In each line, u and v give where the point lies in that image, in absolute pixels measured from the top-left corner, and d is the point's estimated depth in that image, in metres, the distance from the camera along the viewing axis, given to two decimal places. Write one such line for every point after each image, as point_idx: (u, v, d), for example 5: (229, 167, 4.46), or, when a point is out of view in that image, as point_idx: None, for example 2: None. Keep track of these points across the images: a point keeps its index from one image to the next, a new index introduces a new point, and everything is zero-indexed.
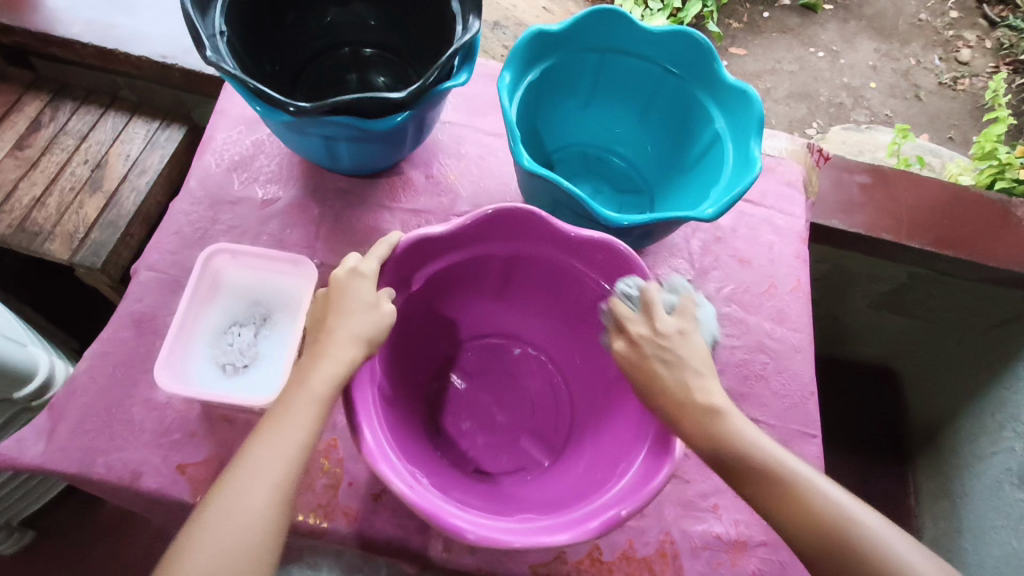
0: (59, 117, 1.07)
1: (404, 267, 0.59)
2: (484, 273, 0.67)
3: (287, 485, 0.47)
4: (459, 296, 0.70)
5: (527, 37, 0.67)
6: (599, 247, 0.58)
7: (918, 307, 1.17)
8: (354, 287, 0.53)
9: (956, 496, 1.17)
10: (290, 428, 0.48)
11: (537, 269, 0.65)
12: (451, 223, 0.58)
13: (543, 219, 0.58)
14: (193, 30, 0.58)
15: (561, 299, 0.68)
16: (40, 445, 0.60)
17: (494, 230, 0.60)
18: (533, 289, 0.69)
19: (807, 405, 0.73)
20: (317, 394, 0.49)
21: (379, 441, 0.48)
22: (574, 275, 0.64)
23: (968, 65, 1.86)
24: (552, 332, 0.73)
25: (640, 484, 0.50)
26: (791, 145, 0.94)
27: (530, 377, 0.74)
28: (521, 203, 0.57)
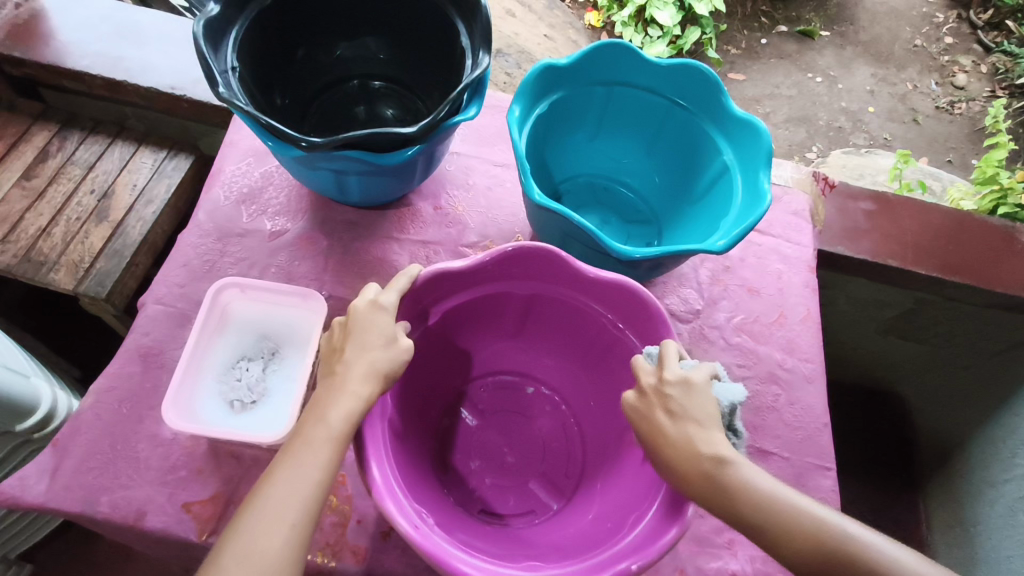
0: (66, 147, 1.08)
1: (421, 301, 0.60)
2: (501, 310, 0.67)
3: (300, 528, 0.45)
4: (474, 330, 0.70)
5: (536, 72, 0.67)
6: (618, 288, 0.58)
7: (925, 333, 1.16)
8: (373, 320, 0.53)
9: (969, 525, 1.15)
10: (303, 467, 0.46)
11: (555, 308, 0.66)
12: (471, 260, 0.58)
13: (562, 259, 0.58)
14: (206, 66, 0.58)
15: (577, 338, 0.68)
16: (43, 483, 0.59)
17: (513, 265, 0.61)
18: (549, 327, 0.69)
19: (821, 437, 0.72)
20: (334, 430, 0.48)
21: (388, 479, 0.47)
22: (590, 316, 0.64)
23: (964, 90, 1.88)
24: (567, 372, 0.73)
25: (653, 535, 0.49)
26: (797, 174, 0.94)
27: (542, 417, 0.73)
28: (542, 243, 0.58)
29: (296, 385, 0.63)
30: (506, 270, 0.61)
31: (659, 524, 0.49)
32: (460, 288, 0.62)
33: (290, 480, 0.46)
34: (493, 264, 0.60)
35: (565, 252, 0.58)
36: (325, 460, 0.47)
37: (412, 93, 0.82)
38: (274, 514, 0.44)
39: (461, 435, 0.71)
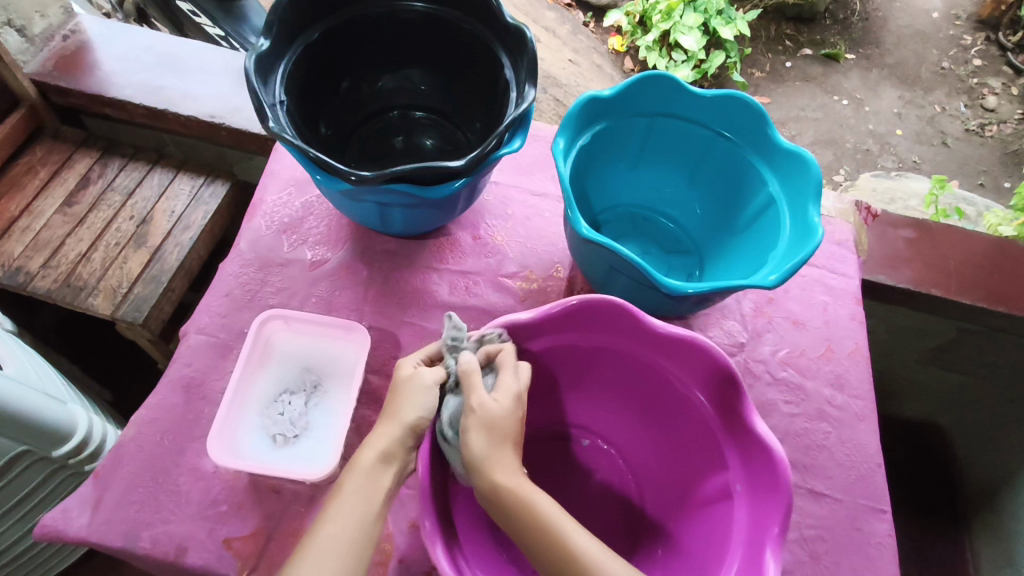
0: (107, 174, 1.10)
1: None
2: (559, 362, 0.67)
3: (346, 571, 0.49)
4: (536, 379, 0.69)
5: (581, 104, 0.67)
6: (685, 343, 0.59)
7: (966, 364, 1.13)
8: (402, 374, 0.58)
9: (1018, 565, 1.10)
10: (336, 522, 0.50)
11: (617, 363, 0.66)
12: (535, 311, 0.59)
13: (631, 313, 0.58)
14: (256, 101, 0.59)
15: (638, 394, 0.68)
16: (85, 517, 0.59)
17: (576, 319, 0.61)
18: (607, 379, 0.69)
19: (875, 477, 0.70)
20: (364, 465, 0.52)
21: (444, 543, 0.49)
22: (655, 369, 0.64)
23: (995, 112, 1.85)
24: (619, 421, 0.72)
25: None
26: (840, 204, 0.93)
27: (597, 472, 0.72)
28: (607, 297, 0.58)
29: (338, 420, 0.63)
30: (570, 324, 0.62)
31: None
32: (533, 338, 0.63)
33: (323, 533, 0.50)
34: (555, 317, 0.60)
35: (632, 306, 0.59)
36: (355, 513, 0.51)
37: (452, 123, 0.82)
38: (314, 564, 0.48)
39: None
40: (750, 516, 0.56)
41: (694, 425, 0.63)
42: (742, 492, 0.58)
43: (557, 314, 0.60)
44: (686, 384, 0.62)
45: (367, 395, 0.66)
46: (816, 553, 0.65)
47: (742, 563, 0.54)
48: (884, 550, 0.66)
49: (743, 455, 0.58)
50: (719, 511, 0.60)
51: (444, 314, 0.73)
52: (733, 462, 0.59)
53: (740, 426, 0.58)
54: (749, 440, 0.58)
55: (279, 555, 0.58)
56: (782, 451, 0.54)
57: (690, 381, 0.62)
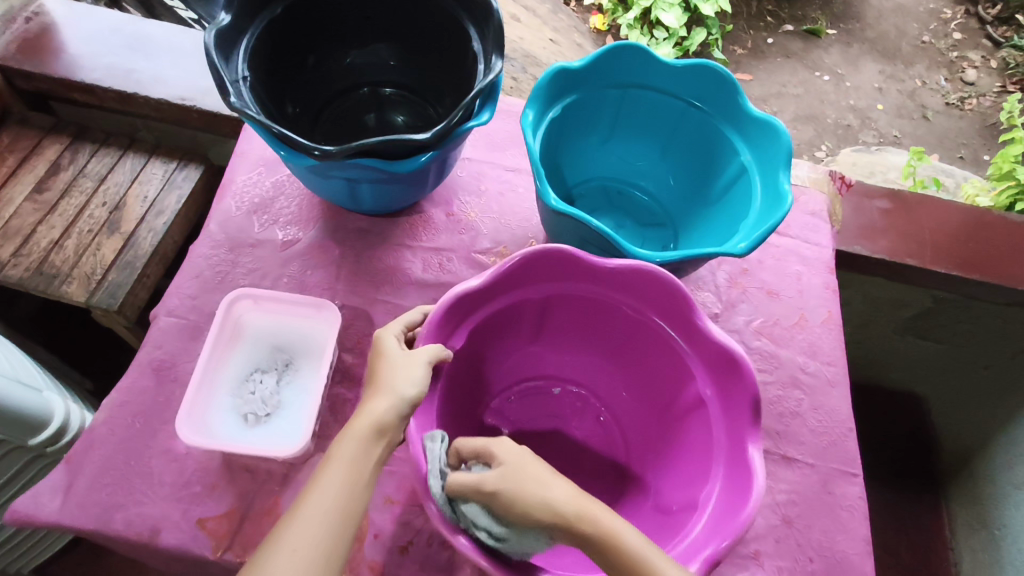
0: (77, 160, 1.08)
1: (450, 323, 0.59)
2: (523, 320, 0.67)
3: (328, 543, 0.45)
4: (498, 342, 0.69)
5: (550, 75, 0.66)
6: (636, 274, 0.59)
7: (944, 333, 1.14)
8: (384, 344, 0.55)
9: (994, 528, 1.13)
10: (322, 492, 0.47)
11: (573, 309, 0.66)
12: (484, 276, 0.58)
13: (576, 256, 0.59)
14: (217, 76, 0.57)
15: (597, 331, 0.69)
16: (57, 501, 0.58)
17: (527, 271, 0.61)
18: (568, 328, 0.69)
19: (847, 442, 0.71)
20: (359, 431, 0.49)
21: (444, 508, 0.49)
22: (610, 307, 0.64)
23: (974, 85, 1.86)
24: (588, 366, 0.73)
25: (728, 517, 0.51)
26: (813, 174, 0.93)
27: (575, 416, 0.74)
28: (552, 245, 0.58)
29: (310, 398, 0.62)
30: (521, 278, 0.61)
31: (731, 503, 0.52)
32: (487, 302, 0.61)
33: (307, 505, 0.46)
34: (506, 274, 0.59)
35: (576, 250, 0.59)
36: (343, 484, 0.47)
37: (423, 99, 0.81)
38: (298, 536, 0.44)
39: None
40: (725, 421, 0.58)
41: (656, 346, 0.64)
42: (713, 401, 0.59)
43: (506, 272, 0.59)
44: (641, 309, 0.62)
45: (340, 374, 0.66)
46: (788, 517, 0.66)
47: (728, 465, 0.55)
48: (855, 512, 0.67)
49: (707, 364, 0.60)
50: (694, 421, 0.61)
51: (418, 291, 0.73)
52: (701, 372, 0.60)
53: (700, 336, 0.59)
54: (712, 347, 0.59)
55: (254, 534, 0.58)
56: (742, 352, 0.55)
57: (647, 310, 0.62)
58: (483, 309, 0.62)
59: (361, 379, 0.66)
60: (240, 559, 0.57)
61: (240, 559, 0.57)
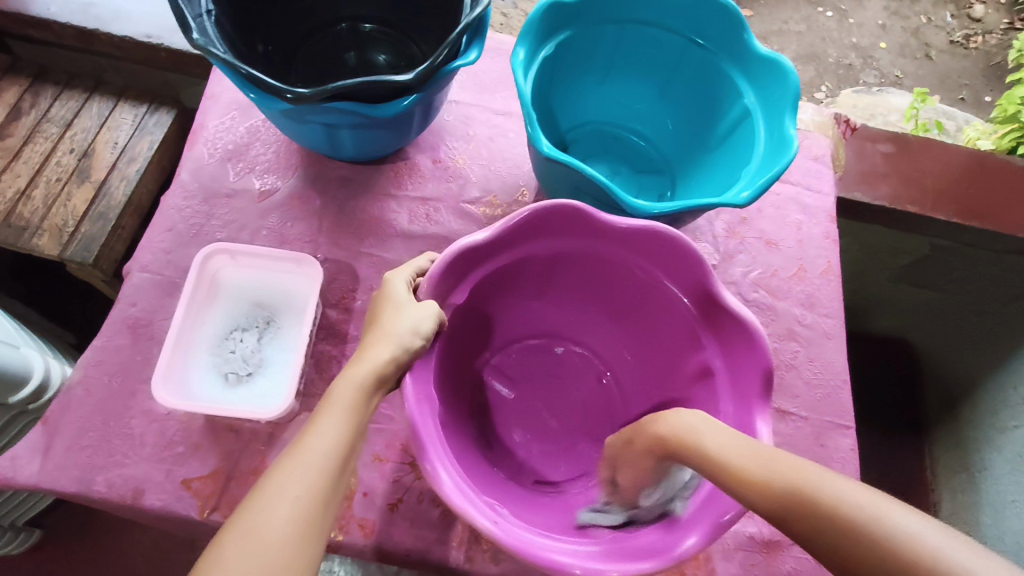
0: (40, 103, 1.01)
1: (450, 279, 0.57)
2: (527, 276, 0.66)
3: (325, 488, 0.43)
4: (500, 298, 0.68)
5: (543, 9, 0.61)
6: (649, 237, 0.57)
7: (939, 280, 1.13)
8: (386, 292, 0.53)
9: (974, 471, 1.15)
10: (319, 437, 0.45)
11: (579, 267, 0.64)
12: (491, 229, 0.55)
13: (588, 213, 0.56)
14: (177, 10, 0.52)
15: (606, 293, 0.67)
16: (35, 463, 0.57)
17: (534, 228, 0.58)
18: (573, 286, 0.68)
19: (840, 395, 0.70)
20: (358, 379, 0.48)
21: (456, 480, 0.46)
22: (620, 268, 0.63)
23: (981, 22, 1.78)
24: (592, 327, 0.73)
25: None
26: (818, 118, 0.89)
27: (576, 377, 0.73)
28: (563, 200, 0.55)
29: (294, 356, 0.60)
30: (528, 233, 0.59)
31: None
32: (489, 257, 0.59)
33: (304, 451, 0.44)
34: (512, 230, 0.57)
35: (587, 207, 0.56)
36: (343, 428, 0.46)
37: (406, 36, 0.75)
38: (296, 483, 0.43)
39: (501, 406, 0.70)
40: (731, 393, 0.56)
41: (665, 311, 0.63)
42: (721, 372, 0.58)
43: (512, 228, 0.57)
44: (652, 272, 0.61)
45: (325, 330, 0.64)
46: None
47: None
48: (847, 464, 0.67)
49: (718, 335, 0.58)
50: (700, 391, 0.60)
51: (404, 244, 0.70)
52: (710, 341, 0.59)
53: (712, 306, 0.57)
54: (723, 317, 0.57)
55: (240, 494, 0.57)
56: (759, 325, 0.53)
57: (657, 272, 0.60)
58: (486, 263, 0.60)
59: (346, 336, 0.64)
60: (227, 519, 0.56)
61: (227, 520, 0.56)
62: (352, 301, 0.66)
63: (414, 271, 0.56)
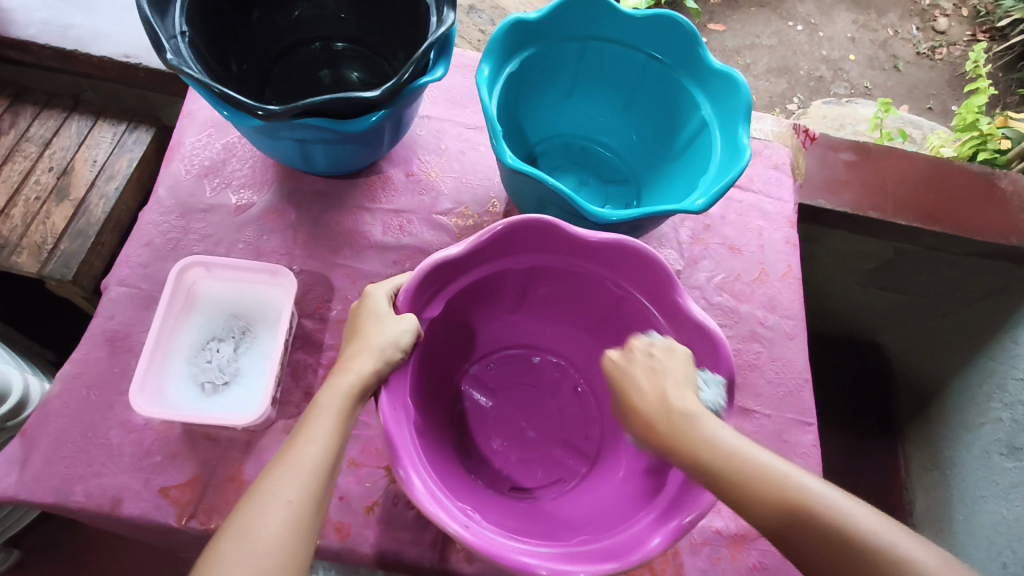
0: (19, 123, 1.02)
1: (425, 293, 0.58)
2: (501, 288, 0.68)
3: (312, 494, 0.45)
4: (476, 309, 0.69)
5: (506, 27, 0.64)
6: (618, 249, 0.59)
7: (906, 283, 1.16)
8: (368, 305, 0.54)
9: (946, 467, 1.18)
10: (309, 445, 0.47)
11: (553, 278, 0.66)
12: (464, 243, 0.56)
13: (557, 227, 0.58)
14: (152, 32, 0.54)
15: (579, 302, 0.69)
16: (13, 475, 0.58)
17: (506, 242, 0.60)
18: (547, 296, 0.70)
19: (802, 393, 0.73)
20: (345, 388, 0.50)
21: (429, 487, 0.47)
22: (590, 278, 0.65)
23: (945, 34, 1.83)
24: (567, 335, 0.75)
25: (688, 494, 0.52)
26: (778, 127, 0.92)
27: (553, 386, 0.76)
28: (533, 214, 0.57)
29: (269, 364, 0.62)
30: (501, 248, 0.61)
31: (695, 480, 0.53)
32: (464, 270, 0.61)
33: (291, 457, 0.46)
34: (484, 244, 0.58)
35: (556, 220, 0.57)
36: (328, 435, 0.48)
37: (378, 54, 0.78)
38: (288, 488, 0.45)
39: (478, 416, 0.72)
40: None
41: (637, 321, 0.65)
42: None
43: (484, 243, 0.58)
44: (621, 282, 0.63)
45: (300, 339, 0.66)
46: None
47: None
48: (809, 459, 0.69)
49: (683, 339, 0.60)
50: None
51: (378, 255, 0.72)
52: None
53: (679, 313, 0.59)
54: (688, 329, 0.59)
55: (217, 501, 0.58)
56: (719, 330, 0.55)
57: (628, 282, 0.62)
58: (461, 276, 0.62)
59: (322, 345, 0.66)
60: (205, 526, 0.57)
61: (205, 527, 0.57)
62: (327, 311, 0.68)
63: (395, 286, 0.56)
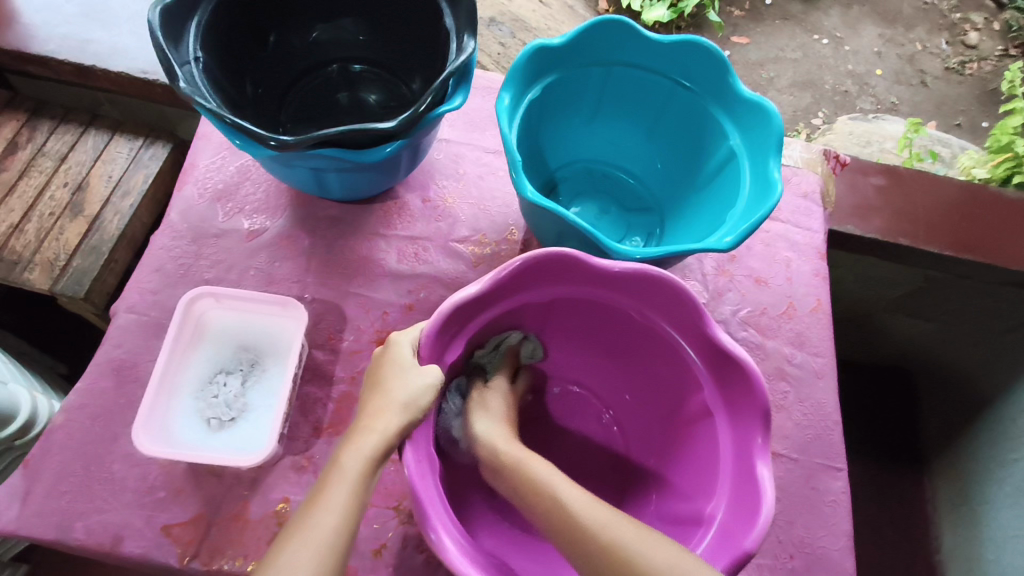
0: (36, 137, 1.02)
1: (444, 333, 0.56)
2: (519, 321, 0.65)
3: (332, 567, 0.44)
4: None
5: (528, 54, 0.61)
6: (640, 281, 0.56)
7: (935, 310, 1.12)
8: (392, 355, 0.52)
9: (975, 504, 1.12)
10: (330, 512, 0.45)
11: (574, 309, 0.63)
12: (482, 282, 0.54)
13: (579, 261, 0.55)
14: (164, 59, 0.53)
15: (600, 334, 0.66)
16: (14, 509, 0.56)
17: (526, 277, 0.57)
18: (567, 327, 0.67)
19: (831, 436, 0.69)
20: (367, 450, 0.49)
21: (461, 546, 0.45)
22: (613, 310, 0.62)
23: (976, 49, 1.78)
24: (585, 363, 0.72)
25: (736, 536, 0.50)
26: (807, 154, 0.89)
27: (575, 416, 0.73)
28: (553, 248, 0.54)
29: (278, 400, 0.60)
30: (520, 282, 0.58)
31: (738, 520, 0.51)
32: (484, 307, 0.58)
33: (311, 526, 0.45)
34: (502, 280, 0.56)
35: (577, 254, 0.55)
36: (344, 504, 0.46)
37: (395, 76, 0.76)
38: (306, 563, 0.43)
39: None
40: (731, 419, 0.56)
41: (662, 350, 0.62)
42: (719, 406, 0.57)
43: (503, 279, 0.55)
44: (646, 313, 0.60)
45: (310, 372, 0.64)
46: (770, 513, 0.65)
47: (734, 477, 0.54)
48: (838, 507, 0.66)
49: (712, 368, 0.58)
50: (701, 426, 0.59)
51: (392, 284, 0.70)
52: (705, 376, 0.58)
53: (709, 344, 0.57)
54: (716, 354, 0.56)
55: (221, 541, 0.56)
56: (749, 357, 0.53)
57: (653, 313, 0.59)
58: (477, 315, 0.58)
59: (332, 378, 0.64)
60: (207, 567, 0.55)
61: (207, 568, 0.55)
62: (339, 342, 0.66)
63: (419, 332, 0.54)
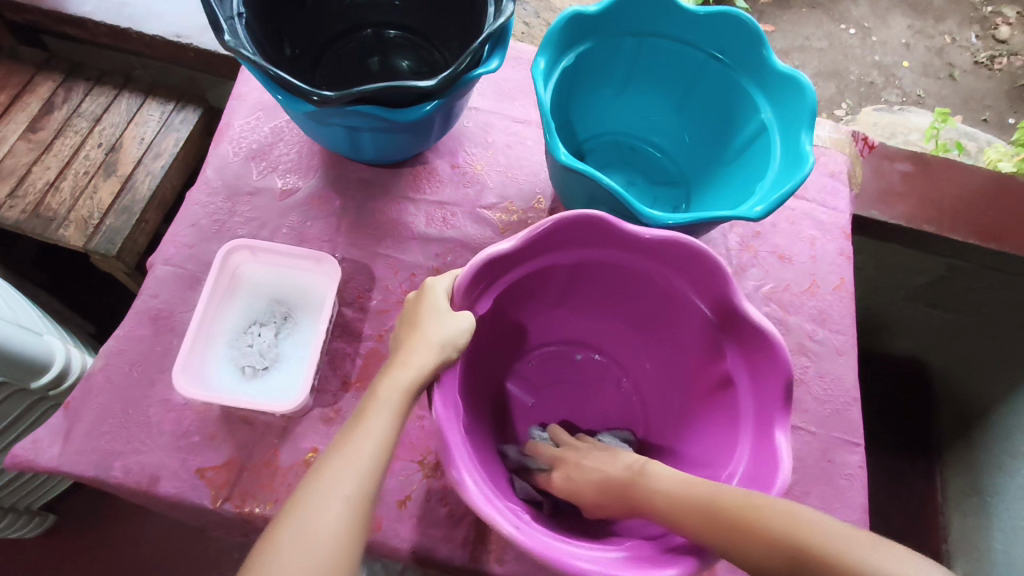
0: (72, 98, 1.04)
1: (476, 290, 0.57)
2: (544, 286, 0.66)
3: (365, 491, 0.45)
4: (520, 307, 0.68)
5: (563, 20, 0.62)
6: (666, 244, 0.56)
7: (955, 302, 1.11)
8: (428, 298, 0.53)
9: (986, 494, 1.13)
10: (366, 440, 0.46)
11: (598, 274, 0.64)
12: (515, 239, 0.54)
13: (606, 223, 0.55)
14: (210, 12, 0.54)
15: (623, 299, 0.67)
16: (56, 447, 0.58)
17: (555, 239, 0.58)
18: (590, 293, 0.68)
19: (850, 412, 0.70)
20: (403, 384, 0.49)
21: (482, 487, 0.46)
22: (637, 273, 0.62)
23: (1007, 43, 1.75)
24: (607, 329, 0.73)
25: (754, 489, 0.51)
26: (835, 134, 0.89)
27: (597, 383, 0.74)
28: (582, 209, 0.55)
29: (309, 352, 0.62)
30: (549, 243, 0.59)
31: (759, 472, 0.52)
32: (513, 267, 0.59)
33: (347, 452, 0.46)
34: (533, 240, 0.56)
35: (605, 215, 0.55)
36: (383, 434, 0.47)
37: (429, 43, 0.77)
38: (340, 486, 0.44)
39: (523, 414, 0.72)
40: (752, 382, 0.57)
41: (684, 315, 0.62)
42: (741, 367, 0.58)
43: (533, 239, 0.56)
44: (670, 277, 0.60)
45: (340, 328, 0.65)
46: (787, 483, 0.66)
47: (754, 433, 0.55)
48: (855, 481, 0.66)
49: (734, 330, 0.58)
50: (722, 388, 0.60)
51: (420, 247, 0.71)
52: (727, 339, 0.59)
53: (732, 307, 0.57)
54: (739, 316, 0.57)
55: (252, 484, 0.58)
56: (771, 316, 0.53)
57: (677, 277, 0.60)
58: (508, 273, 0.59)
59: (361, 335, 0.65)
60: (238, 509, 0.57)
61: (239, 510, 0.57)
62: (368, 301, 0.67)
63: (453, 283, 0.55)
